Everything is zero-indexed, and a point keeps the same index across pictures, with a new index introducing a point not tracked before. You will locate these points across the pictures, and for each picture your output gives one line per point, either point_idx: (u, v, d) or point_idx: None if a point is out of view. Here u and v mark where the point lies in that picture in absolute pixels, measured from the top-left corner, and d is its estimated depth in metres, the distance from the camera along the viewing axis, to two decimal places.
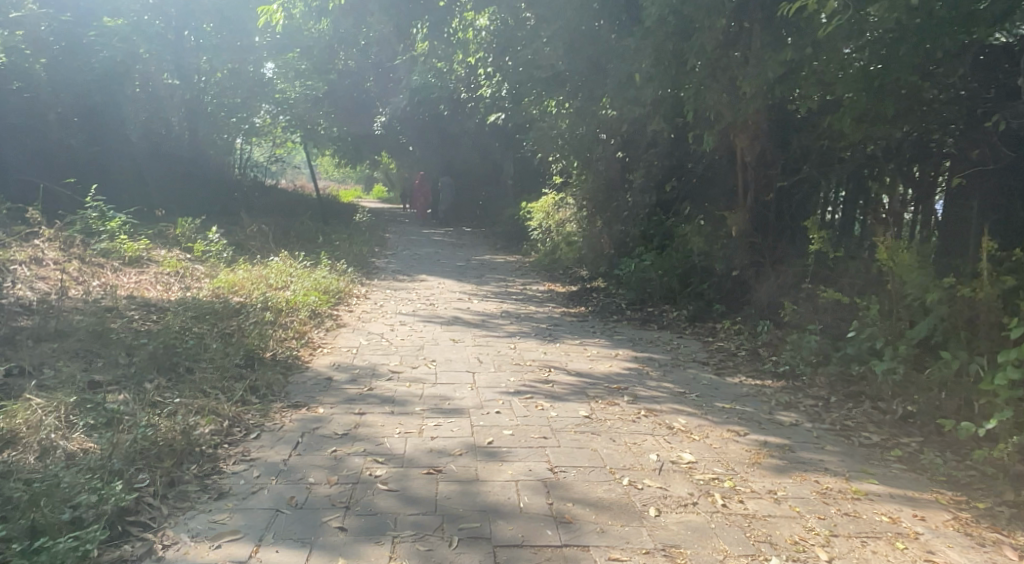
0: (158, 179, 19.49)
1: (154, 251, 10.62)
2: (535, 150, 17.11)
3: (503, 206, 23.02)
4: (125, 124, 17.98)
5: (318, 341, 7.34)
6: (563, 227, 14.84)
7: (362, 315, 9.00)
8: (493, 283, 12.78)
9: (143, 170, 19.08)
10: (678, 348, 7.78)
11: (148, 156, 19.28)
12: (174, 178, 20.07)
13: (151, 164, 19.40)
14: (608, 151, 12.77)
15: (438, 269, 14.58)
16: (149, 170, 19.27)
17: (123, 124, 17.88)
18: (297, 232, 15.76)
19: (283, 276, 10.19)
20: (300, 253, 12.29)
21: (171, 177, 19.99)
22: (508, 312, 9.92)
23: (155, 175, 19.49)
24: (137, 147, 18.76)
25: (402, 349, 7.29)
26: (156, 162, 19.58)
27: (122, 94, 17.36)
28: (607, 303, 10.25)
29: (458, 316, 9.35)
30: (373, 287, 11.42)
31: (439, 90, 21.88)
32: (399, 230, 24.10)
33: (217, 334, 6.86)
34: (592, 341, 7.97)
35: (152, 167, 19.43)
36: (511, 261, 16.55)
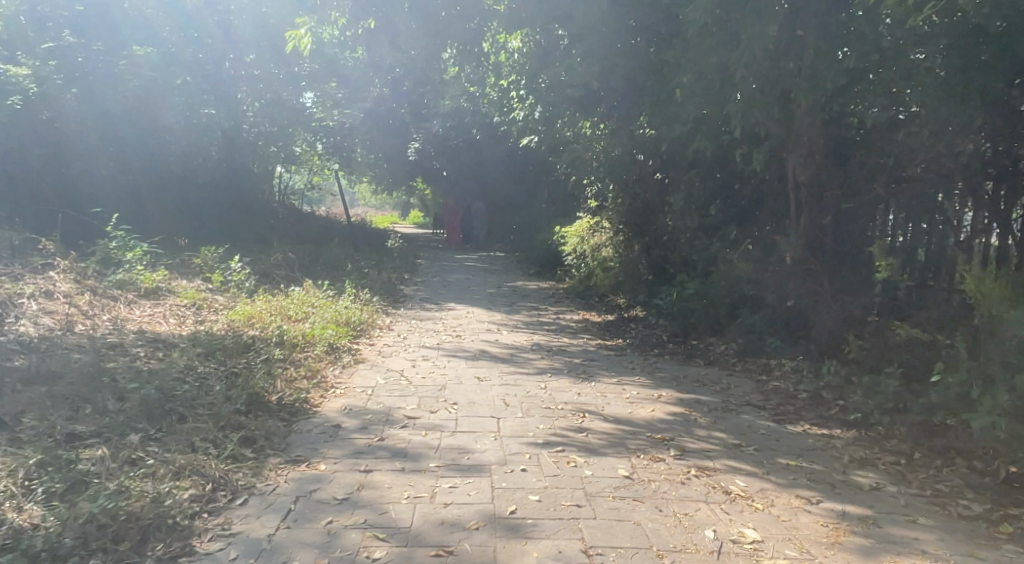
0: (194, 209, 19.28)
1: (172, 281, 10.15)
2: (569, 173, 16.52)
3: (537, 231, 22.47)
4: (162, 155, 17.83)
5: (332, 380, 6.73)
6: (599, 252, 14.14)
7: (383, 349, 8.40)
8: (525, 312, 12.12)
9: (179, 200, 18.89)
10: (729, 389, 7.04)
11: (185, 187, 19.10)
12: (212, 208, 19.88)
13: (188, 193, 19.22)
14: (646, 174, 12.10)
15: (469, 297, 13.97)
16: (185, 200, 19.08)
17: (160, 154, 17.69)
18: (325, 260, 15.28)
19: (304, 308, 9.64)
20: (325, 283, 11.76)
21: (209, 207, 19.79)
22: (540, 344, 9.25)
23: (192, 204, 19.30)
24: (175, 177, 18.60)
25: (421, 389, 6.66)
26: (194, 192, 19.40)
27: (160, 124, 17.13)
28: (648, 335, 9.54)
29: (487, 350, 8.69)
30: (399, 318, 10.81)
31: (473, 115, 21.51)
32: (433, 256, 23.69)
33: (222, 375, 6.29)
34: (632, 380, 7.26)
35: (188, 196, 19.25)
36: (544, 287, 15.91)
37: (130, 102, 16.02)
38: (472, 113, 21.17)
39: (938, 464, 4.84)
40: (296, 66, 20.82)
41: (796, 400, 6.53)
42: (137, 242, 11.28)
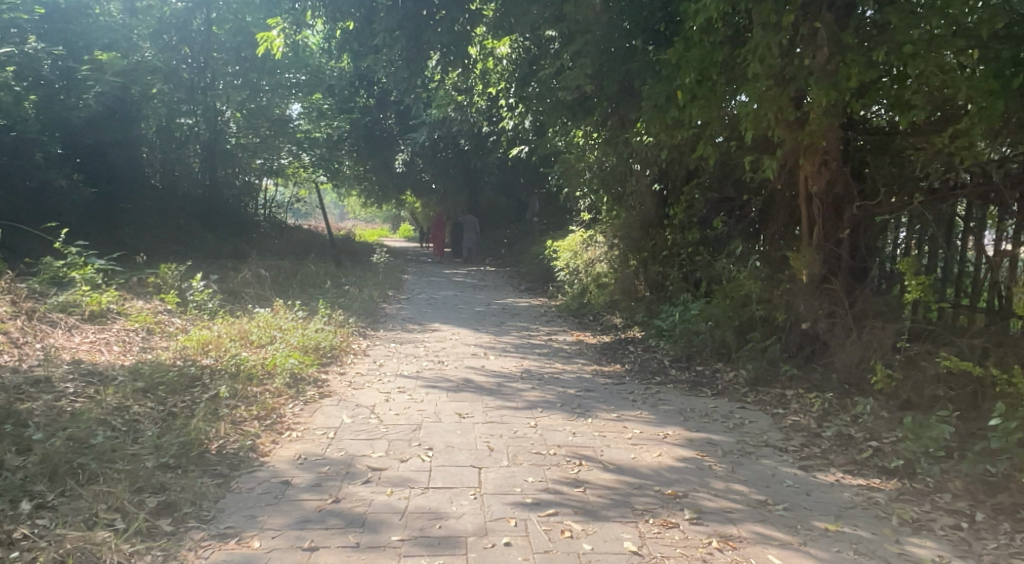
0: (177, 223, 18.36)
1: (125, 304, 9.28)
2: (561, 185, 15.74)
3: (528, 244, 21.62)
4: (138, 166, 16.95)
5: (288, 420, 5.85)
6: (594, 268, 13.27)
7: (355, 381, 7.49)
8: (514, 333, 11.26)
9: (161, 214, 17.96)
10: (743, 425, 6.21)
11: (162, 199, 18.19)
12: (193, 222, 19.01)
13: (168, 205, 18.32)
14: (643, 184, 11.28)
15: (454, 315, 13.11)
16: (167, 213, 18.17)
17: (132, 165, 16.79)
18: (302, 277, 14.41)
19: (269, 334, 8.74)
20: (296, 303, 10.88)
21: (190, 220, 18.88)
22: (529, 371, 8.39)
23: (174, 219, 18.39)
24: (150, 190, 17.70)
25: (392, 430, 5.79)
26: (173, 205, 18.47)
27: (133, 134, 16.22)
28: (648, 360, 8.70)
29: (470, 380, 7.79)
30: (376, 341, 9.94)
31: (461, 126, 20.74)
32: (420, 270, 22.79)
33: (156, 418, 5.42)
34: (633, 416, 6.41)
35: (168, 209, 18.34)
36: (535, 305, 15.07)
37: (95, 109, 14.97)
38: (461, 123, 20.30)
39: (1009, 529, 4.03)
40: (290, 73, 20.10)
41: (822, 441, 5.69)
42: (91, 261, 10.41)
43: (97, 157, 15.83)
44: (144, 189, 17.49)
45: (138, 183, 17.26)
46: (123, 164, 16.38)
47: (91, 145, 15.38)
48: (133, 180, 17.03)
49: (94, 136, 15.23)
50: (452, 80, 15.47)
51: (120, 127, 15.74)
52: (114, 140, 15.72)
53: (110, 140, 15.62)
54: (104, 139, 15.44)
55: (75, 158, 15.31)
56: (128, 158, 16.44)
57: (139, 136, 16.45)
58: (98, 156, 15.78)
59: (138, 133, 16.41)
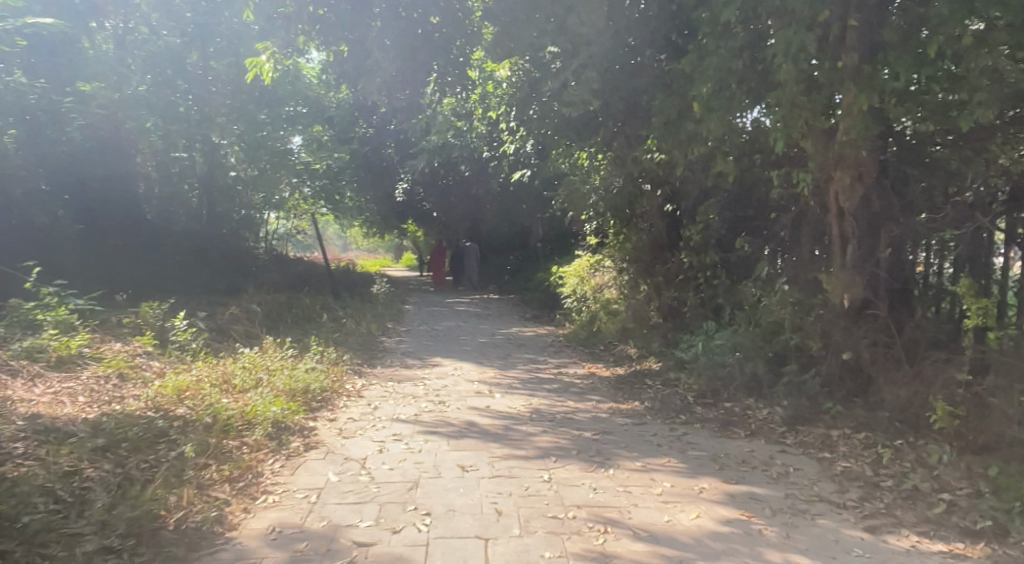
0: (176, 260, 17.51)
1: (98, 347, 8.58)
2: (565, 209, 15.06)
3: (532, 271, 20.91)
4: (133, 202, 16.05)
5: (266, 481, 5.10)
6: (604, 294, 12.50)
7: (346, 428, 6.73)
8: (521, 367, 10.52)
9: (161, 251, 17.09)
10: (787, 475, 5.45)
11: (164, 236, 17.27)
12: (198, 257, 18.13)
13: (172, 243, 17.41)
14: (655, 206, 10.57)
15: (457, 348, 12.38)
16: (168, 250, 17.30)
17: (128, 201, 15.92)
18: (297, 310, 13.70)
19: (254, 377, 8.00)
20: (286, 341, 10.18)
21: (191, 256, 17.99)
22: (539, 410, 7.64)
23: (175, 257, 17.49)
24: (149, 227, 16.82)
25: (385, 489, 5.05)
26: (175, 241, 17.58)
27: (126, 170, 15.35)
28: (667, 395, 7.93)
29: (474, 424, 7.01)
30: (372, 380, 9.21)
31: (461, 150, 20.09)
32: (422, 300, 22.07)
33: (110, 483, 4.68)
34: (660, 464, 5.66)
35: (172, 245, 17.44)
36: (541, 334, 14.33)
37: (79, 144, 13.99)
38: (461, 148, 19.56)
39: None
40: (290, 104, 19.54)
41: (883, 493, 4.94)
42: (66, 301, 9.71)
43: (90, 194, 14.93)
44: (142, 226, 16.61)
45: (135, 221, 16.37)
46: (114, 201, 15.50)
47: (76, 181, 14.46)
48: (129, 218, 16.12)
49: (79, 172, 14.34)
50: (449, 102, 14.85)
51: (110, 163, 14.85)
52: (101, 176, 14.84)
53: (97, 176, 14.73)
54: (89, 175, 14.55)
55: (62, 194, 14.40)
56: (120, 195, 15.56)
57: (131, 171, 15.56)
58: (88, 195, 14.88)
59: (132, 169, 15.58)
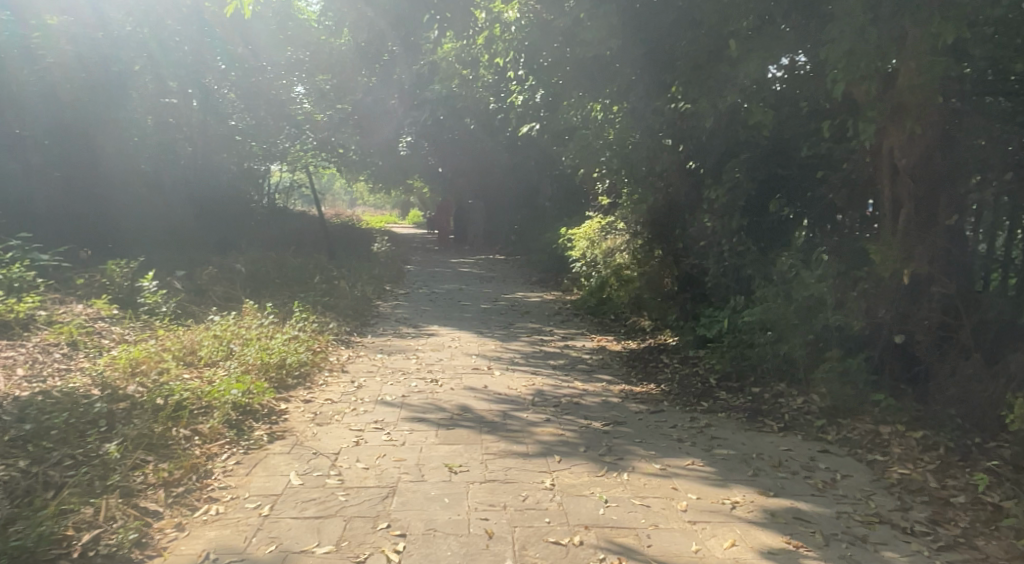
0: (173, 215, 16.35)
1: (55, 311, 7.77)
2: (576, 166, 14.05)
3: (541, 231, 19.92)
4: (132, 157, 14.61)
5: (213, 483, 4.26)
6: (616, 258, 11.57)
7: (322, 413, 5.87)
8: (525, 338, 9.64)
9: (154, 209, 15.84)
10: (835, 485, 4.56)
11: (162, 194, 15.97)
12: (189, 216, 16.95)
13: (166, 199, 16.15)
14: (676, 162, 9.33)
15: (455, 314, 11.53)
16: (161, 208, 16.05)
17: (128, 156, 14.48)
18: (286, 270, 12.80)
19: (224, 349, 7.15)
20: (267, 306, 9.32)
21: (184, 214, 16.79)
22: (541, 392, 6.79)
23: (169, 216, 16.27)
24: (148, 183, 15.45)
25: (354, 497, 4.21)
26: (172, 198, 16.31)
27: (123, 120, 13.95)
28: (689, 379, 7.04)
29: (469, 411, 6.12)
30: (359, 351, 8.37)
31: (467, 101, 18.89)
32: (426, 259, 21.16)
33: (14, 488, 3.85)
34: (683, 466, 4.80)
35: (166, 201, 16.21)
36: (548, 300, 13.45)
37: (56, 84, 12.60)
38: (468, 99, 18.27)
39: None
40: (289, 47, 18.41)
41: (956, 515, 4.09)
42: (27, 258, 8.88)
43: (82, 145, 13.49)
44: (142, 182, 15.23)
45: (133, 176, 14.96)
46: (110, 155, 14.08)
47: (59, 128, 13.02)
48: (127, 172, 14.69)
49: (61, 118, 12.93)
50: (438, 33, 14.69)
51: (101, 110, 13.45)
52: (90, 124, 13.44)
53: (84, 124, 13.31)
54: (74, 121, 13.12)
55: (42, 140, 12.96)
56: (116, 147, 14.11)
57: (130, 122, 14.12)
58: (76, 147, 13.42)
59: (131, 121, 14.14)
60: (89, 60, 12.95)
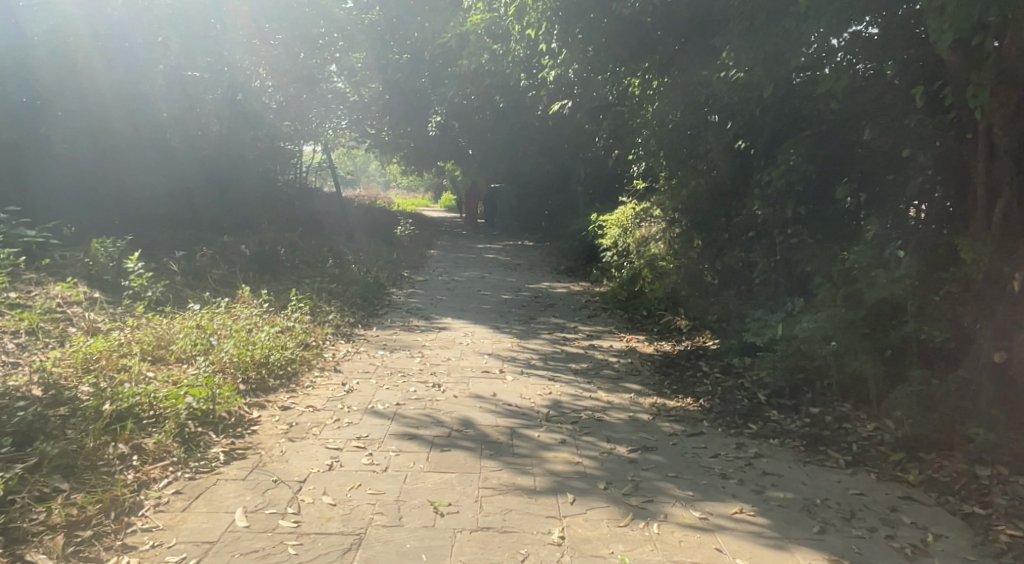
0: (206, 199, 15.44)
1: (23, 294, 6.97)
2: (610, 147, 13.02)
3: (571, 218, 18.87)
4: (152, 129, 13.76)
5: (133, 525, 3.45)
6: (649, 249, 10.56)
7: (298, 426, 4.98)
8: (546, 336, 8.67)
9: (184, 191, 14.95)
10: (929, 551, 3.55)
11: (192, 176, 15.10)
12: (225, 198, 16.00)
13: (198, 182, 15.30)
14: (722, 142, 8.26)
15: (474, 305, 10.59)
16: (191, 188, 15.12)
17: (145, 128, 13.64)
18: (297, 253, 11.95)
19: (202, 341, 6.29)
20: (263, 293, 8.46)
21: (219, 194, 15.83)
22: (558, 405, 5.82)
23: (202, 198, 15.35)
24: (176, 162, 14.60)
25: (306, 548, 3.33)
26: (203, 177, 15.39)
27: (135, 88, 13.14)
28: (732, 395, 6.04)
29: (470, 427, 5.19)
30: (358, 347, 7.47)
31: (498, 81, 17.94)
32: (451, 245, 20.22)
33: None
34: (732, 517, 3.82)
35: (197, 182, 15.26)
36: (575, 292, 12.46)
37: (66, 48, 11.90)
38: (495, 76, 17.14)
39: None
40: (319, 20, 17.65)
41: None
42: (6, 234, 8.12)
43: (93, 115, 12.65)
44: (166, 159, 14.36)
45: (158, 155, 14.15)
46: (124, 126, 13.25)
47: (75, 96, 12.25)
48: (149, 149, 13.90)
49: (67, 85, 12.06)
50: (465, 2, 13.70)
51: (106, 75, 12.67)
52: (105, 94, 12.69)
53: (92, 91, 12.48)
54: (80, 89, 12.28)
55: (56, 113, 12.09)
56: (128, 118, 13.26)
57: (142, 90, 13.30)
58: (92, 117, 12.62)
59: (144, 89, 13.33)
60: (86, 19, 12.11)
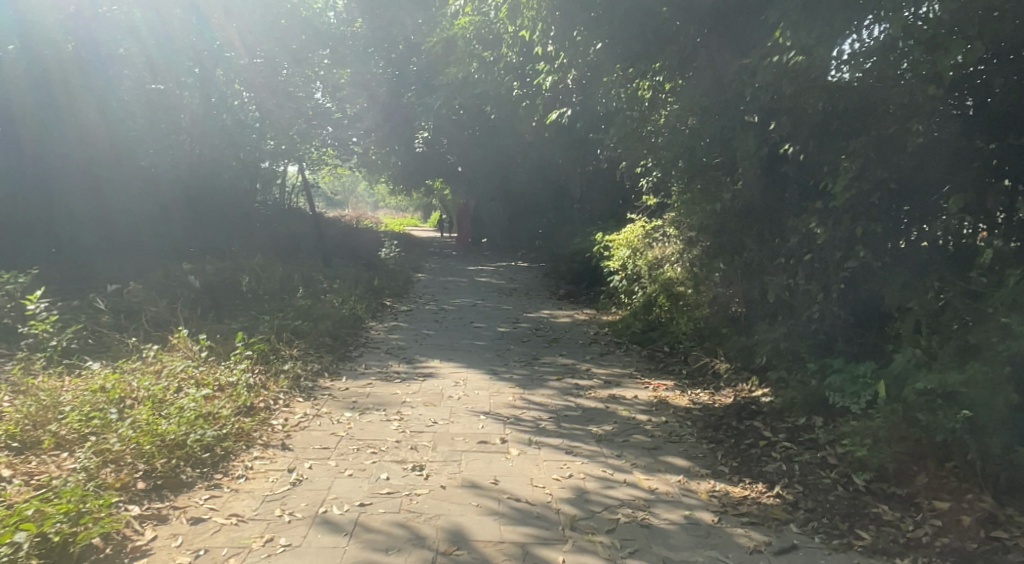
0: (175, 224, 13.86)
1: None
2: (616, 157, 11.51)
3: (568, 236, 17.38)
4: (126, 153, 12.20)
5: None
6: (665, 272, 8.97)
7: (209, 556, 3.38)
8: (555, 385, 7.07)
9: (156, 216, 13.34)
10: None
11: (164, 198, 13.51)
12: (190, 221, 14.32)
13: (172, 207, 13.75)
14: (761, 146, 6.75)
15: (466, 342, 8.98)
16: (157, 215, 13.36)
17: (111, 150, 11.92)
18: (260, 283, 10.26)
19: (98, 413, 4.63)
20: (202, 336, 6.80)
21: (181, 218, 14.11)
22: (583, 500, 4.25)
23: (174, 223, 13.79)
24: (148, 186, 13.00)
25: None
26: (177, 201, 13.87)
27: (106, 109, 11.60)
28: (817, 484, 4.57)
29: (463, 546, 3.60)
30: (316, 406, 5.84)
31: (488, 92, 16.46)
32: (442, 267, 18.66)
33: None
34: None
35: (160, 203, 13.49)
36: (581, 322, 10.90)
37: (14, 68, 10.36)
38: (487, 84, 15.57)
39: None
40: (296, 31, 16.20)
41: None
42: None
43: (57, 137, 11.05)
44: (140, 185, 12.77)
45: (131, 179, 12.51)
46: (88, 148, 11.58)
47: (29, 118, 10.69)
48: (120, 174, 12.26)
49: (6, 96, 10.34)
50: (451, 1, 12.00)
51: (76, 95, 11.12)
52: (66, 114, 11.07)
53: (56, 113, 10.95)
54: (38, 109, 10.73)
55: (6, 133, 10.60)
56: (93, 141, 11.62)
57: (113, 112, 11.73)
58: (52, 142, 11.01)
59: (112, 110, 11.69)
60: (46, 30, 10.59)
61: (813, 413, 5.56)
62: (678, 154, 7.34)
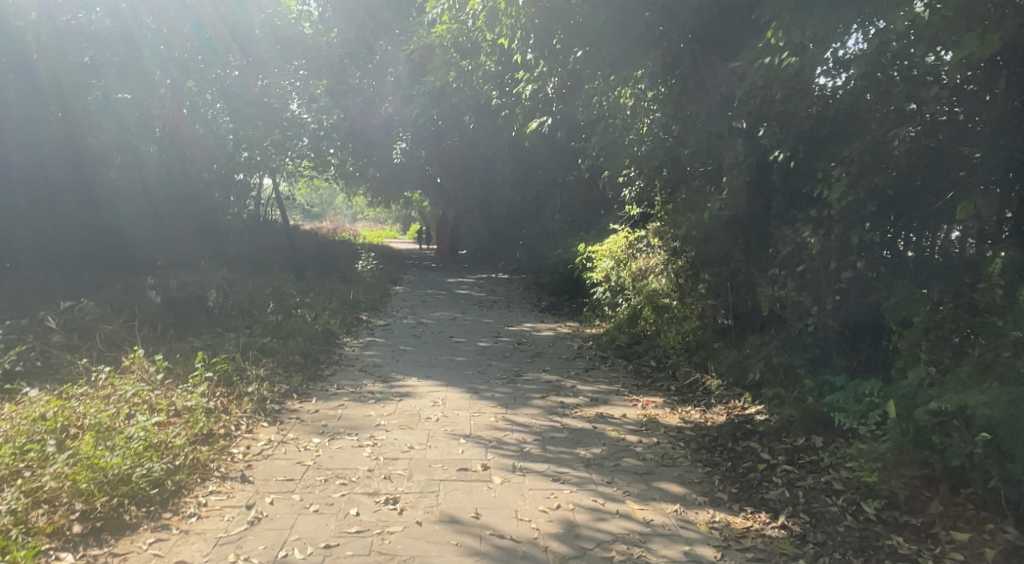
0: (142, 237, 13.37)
1: None
2: (598, 166, 11.18)
3: (549, 248, 17.02)
4: (91, 166, 11.71)
5: None
6: (651, 284, 8.61)
7: None
8: (539, 403, 6.70)
9: (122, 229, 12.85)
10: None
11: (131, 211, 13.02)
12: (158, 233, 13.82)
13: (139, 220, 13.27)
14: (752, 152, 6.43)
15: (445, 358, 8.57)
16: (123, 228, 12.86)
17: (74, 161, 11.45)
18: (229, 297, 9.80)
19: (34, 446, 4.21)
20: (160, 357, 6.35)
21: (148, 227, 13.63)
22: (573, 536, 3.86)
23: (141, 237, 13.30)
24: (114, 200, 12.49)
25: None
26: (145, 214, 13.38)
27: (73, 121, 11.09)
28: (824, 513, 4.24)
29: None
30: (282, 431, 5.41)
31: (466, 102, 16.10)
32: (422, 280, 18.24)
33: None
34: None
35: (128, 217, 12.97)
36: (564, 335, 10.52)
37: None
38: (466, 94, 15.23)
39: None
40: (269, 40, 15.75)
41: None
42: None
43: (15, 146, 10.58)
44: (104, 198, 12.28)
45: (94, 192, 12.02)
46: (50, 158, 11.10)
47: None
48: (83, 186, 11.78)
49: None
50: (431, 8, 11.48)
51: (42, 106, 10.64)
52: (28, 123, 10.60)
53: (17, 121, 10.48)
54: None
55: None
56: (57, 151, 11.13)
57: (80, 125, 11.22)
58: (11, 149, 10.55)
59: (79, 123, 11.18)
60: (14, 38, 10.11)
61: (813, 433, 5.23)
62: (665, 161, 7.01)
